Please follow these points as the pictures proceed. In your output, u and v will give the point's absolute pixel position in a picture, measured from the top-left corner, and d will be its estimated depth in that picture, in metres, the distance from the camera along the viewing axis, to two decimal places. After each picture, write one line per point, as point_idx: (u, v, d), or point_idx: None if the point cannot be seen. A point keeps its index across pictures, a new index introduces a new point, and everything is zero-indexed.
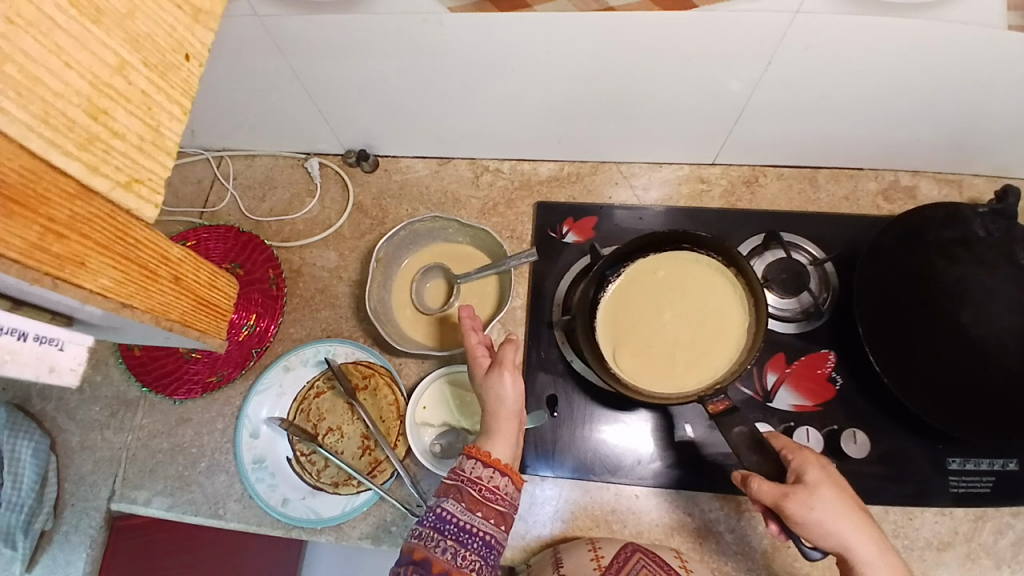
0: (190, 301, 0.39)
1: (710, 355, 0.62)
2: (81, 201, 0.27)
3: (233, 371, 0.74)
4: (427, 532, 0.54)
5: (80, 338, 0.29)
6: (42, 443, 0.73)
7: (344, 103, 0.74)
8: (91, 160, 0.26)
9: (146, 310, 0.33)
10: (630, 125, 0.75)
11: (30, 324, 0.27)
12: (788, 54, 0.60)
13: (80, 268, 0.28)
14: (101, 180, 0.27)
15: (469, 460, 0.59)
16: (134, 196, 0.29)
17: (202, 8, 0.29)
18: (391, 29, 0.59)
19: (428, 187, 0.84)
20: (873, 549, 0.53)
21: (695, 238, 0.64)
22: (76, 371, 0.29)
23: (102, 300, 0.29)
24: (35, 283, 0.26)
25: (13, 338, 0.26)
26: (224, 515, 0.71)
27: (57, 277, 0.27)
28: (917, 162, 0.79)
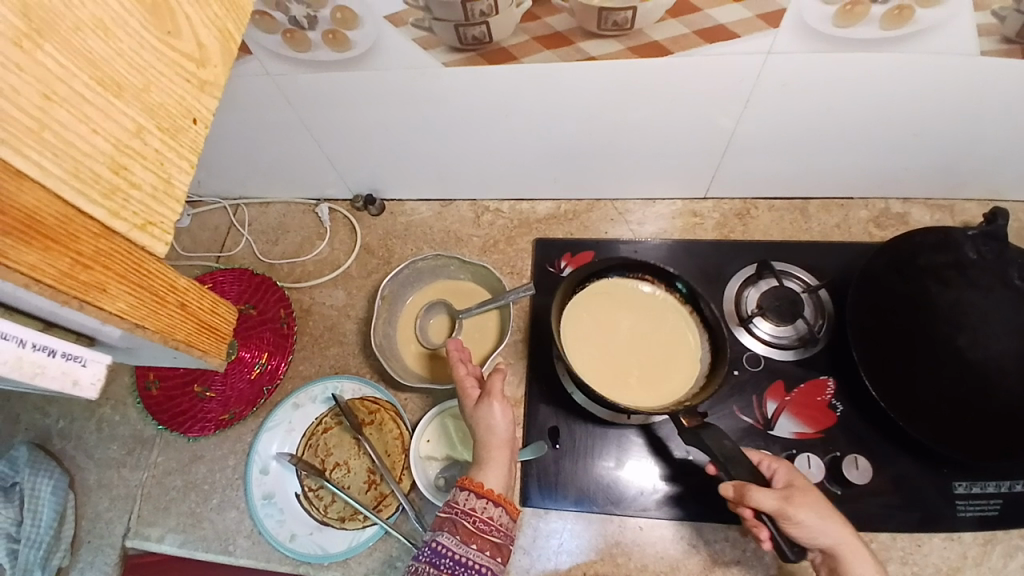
0: (194, 324, 0.39)
1: (666, 380, 0.68)
2: (104, 239, 0.29)
3: (245, 409, 0.77)
4: (422, 566, 0.55)
5: (100, 356, 0.30)
6: (61, 482, 0.77)
7: (352, 151, 0.78)
8: (113, 206, 0.29)
9: (156, 331, 0.35)
10: (624, 165, 0.78)
11: (59, 342, 0.28)
12: (767, 92, 0.63)
13: (102, 293, 0.30)
14: (121, 223, 0.30)
15: (462, 492, 0.60)
16: (149, 237, 0.31)
17: (207, 80, 0.33)
18: (391, 82, 0.64)
19: (432, 228, 0.87)
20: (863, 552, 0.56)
21: (658, 271, 0.71)
22: (95, 385, 0.30)
23: (119, 321, 0.31)
24: (64, 303, 0.29)
25: (43, 354, 0.27)
26: (233, 551, 0.72)
27: (83, 301, 0.29)
28: (905, 189, 0.82)
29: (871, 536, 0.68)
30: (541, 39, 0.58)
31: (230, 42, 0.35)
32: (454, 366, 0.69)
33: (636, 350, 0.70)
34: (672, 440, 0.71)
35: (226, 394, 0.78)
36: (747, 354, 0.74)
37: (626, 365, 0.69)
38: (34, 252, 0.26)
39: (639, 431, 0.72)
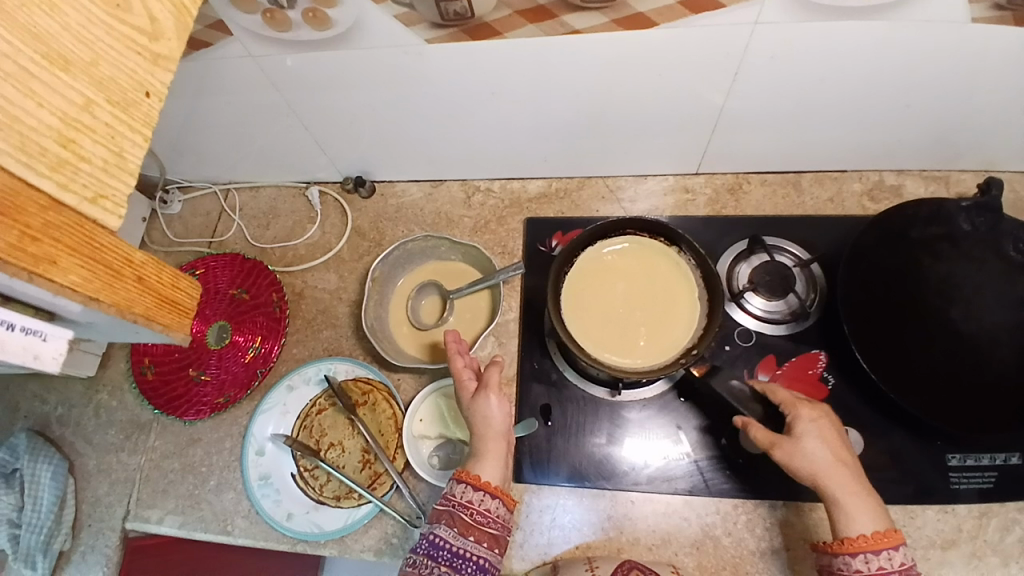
0: (155, 297, 0.36)
1: (671, 329, 0.69)
2: (51, 211, 0.29)
3: (239, 392, 0.77)
4: (421, 558, 0.56)
5: (60, 331, 0.31)
6: (60, 467, 0.78)
7: (340, 133, 0.78)
8: (61, 178, 0.29)
9: (115, 306, 0.33)
10: (614, 141, 0.78)
11: (18, 316, 0.29)
12: (756, 65, 0.62)
13: (53, 266, 0.29)
14: (70, 197, 0.30)
15: (458, 484, 0.61)
16: (101, 210, 0.31)
17: (161, 53, 0.33)
18: (374, 61, 0.63)
19: (423, 209, 0.87)
20: (859, 503, 0.56)
21: (637, 222, 0.71)
22: (57, 360, 0.31)
23: (72, 296, 0.30)
24: (15, 275, 0.27)
25: (2, 329, 0.29)
26: (232, 531, 0.73)
27: (32, 273, 0.28)
28: (899, 161, 0.81)
29: None
30: (524, 13, 0.57)
31: (186, 18, 0.34)
32: (452, 358, 0.69)
33: (634, 309, 0.70)
34: (663, 415, 0.72)
35: (221, 378, 0.79)
36: (738, 329, 0.74)
37: (624, 321, 0.70)
38: None
39: (631, 408, 0.72)
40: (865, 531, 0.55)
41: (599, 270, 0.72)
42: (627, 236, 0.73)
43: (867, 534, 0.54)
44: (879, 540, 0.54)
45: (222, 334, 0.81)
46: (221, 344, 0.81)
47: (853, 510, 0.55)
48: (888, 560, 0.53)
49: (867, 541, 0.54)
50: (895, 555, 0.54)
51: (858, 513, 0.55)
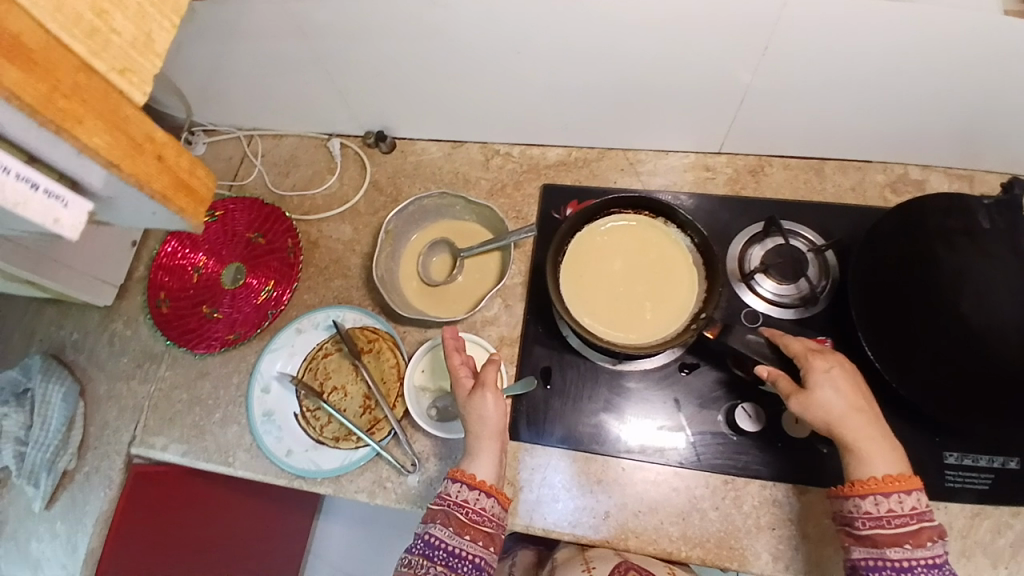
0: (173, 179, 0.37)
1: (675, 297, 0.69)
2: (83, 74, 0.32)
3: (250, 330, 0.80)
4: (418, 559, 0.60)
5: (81, 202, 0.34)
6: (72, 390, 0.81)
7: (364, 86, 0.78)
8: (93, 45, 0.32)
9: (135, 175, 0.35)
10: (636, 112, 0.77)
11: (43, 180, 0.32)
12: (784, 40, 0.62)
13: (77, 124, 0.32)
14: (99, 63, 0.33)
15: (453, 482, 0.62)
16: (127, 82, 0.34)
17: None
18: (400, 12, 0.64)
19: (441, 168, 0.87)
20: (876, 447, 0.57)
21: (622, 200, 0.71)
22: (75, 228, 0.34)
23: (94, 156, 0.33)
24: (46, 125, 0.31)
25: (26, 187, 0.31)
26: (233, 463, 0.75)
27: (60, 126, 0.31)
28: (925, 155, 0.79)
29: None
30: None
31: None
32: (449, 355, 0.69)
33: (636, 283, 0.70)
34: (662, 387, 0.72)
35: (233, 317, 0.81)
36: (747, 311, 0.74)
37: (627, 299, 0.70)
38: (16, 70, 0.29)
39: (631, 377, 0.73)
40: (880, 475, 0.56)
41: (596, 250, 0.72)
42: (615, 214, 0.73)
43: (883, 480, 0.56)
44: (893, 483, 0.56)
45: (237, 275, 0.84)
46: (235, 285, 0.83)
47: (872, 453, 0.57)
48: (899, 502, 0.55)
49: (881, 485, 0.56)
50: (907, 499, 0.56)
51: (875, 458, 0.57)
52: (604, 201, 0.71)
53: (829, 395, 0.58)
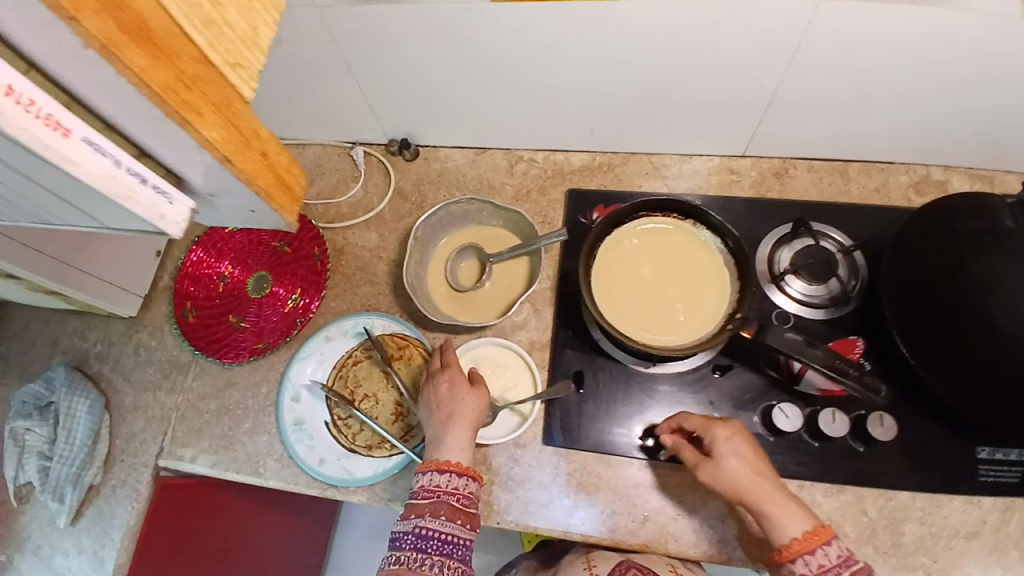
0: (273, 177, 0.35)
1: (708, 297, 0.69)
2: (200, 65, 0.29)
3: (278, 339, 0.80)
4: (411, 553, 0.61)
5: (184, 198, 0.32)
6: (97, 402, 0.80)
7: (391, 93, 0.79)
8: (210, 36, 0.29)
9: (245, 172, 0.33)
10: (661, 117, 0.77)
11: (152, 175, 0.30)
12: (813, 44, 0.62)
13: (200, 119, 0.29)
14: (214, 54, 0.29)
15: (439, 474, 0.64)
16: (238, 77, 0.31)
17: None
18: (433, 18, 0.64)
19: (465, 175, 0.88)
20: (784, 508, 0.58)
21: (649, 203, 0.71)
22: (179, 225, 0.32)
23: (211, 152, 0.30)
24: (168, 117, 0.28)
25: (136, 181, 0.29)
26: (264, 473, 0.75)
27: (184, 120, 0.29)
28: (946, 157, 0.80)
29: (890, 495, 0.70)
30: None
31: None
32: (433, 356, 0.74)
33: (669, 286, 0.70)
34: (695, 390, 0.72)
35: (260, 326, 0.81)
36: (777, 311, 0.75)
37: (659, 303, 0.70)
38: (143, 57, 0.26)
39: (664, 380, 0.73)
40: (797, 533, 0.57)
41: (627, 254, 0.72)
42: (642, 217, 0.72)
43: (799, 536, 0.57)
44: (813, 537, 0.57)
45: (262, 284, 0.83)
46: (261, 294, 0.83)
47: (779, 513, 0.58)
48: (825, 556, 0.56)
49: (800, 542, 0.57)
50: (832, 550, 0.56)
51: (787, 515, 0.58)
52: (635, 203, 0.71)
53: (735, 456, 0.61)
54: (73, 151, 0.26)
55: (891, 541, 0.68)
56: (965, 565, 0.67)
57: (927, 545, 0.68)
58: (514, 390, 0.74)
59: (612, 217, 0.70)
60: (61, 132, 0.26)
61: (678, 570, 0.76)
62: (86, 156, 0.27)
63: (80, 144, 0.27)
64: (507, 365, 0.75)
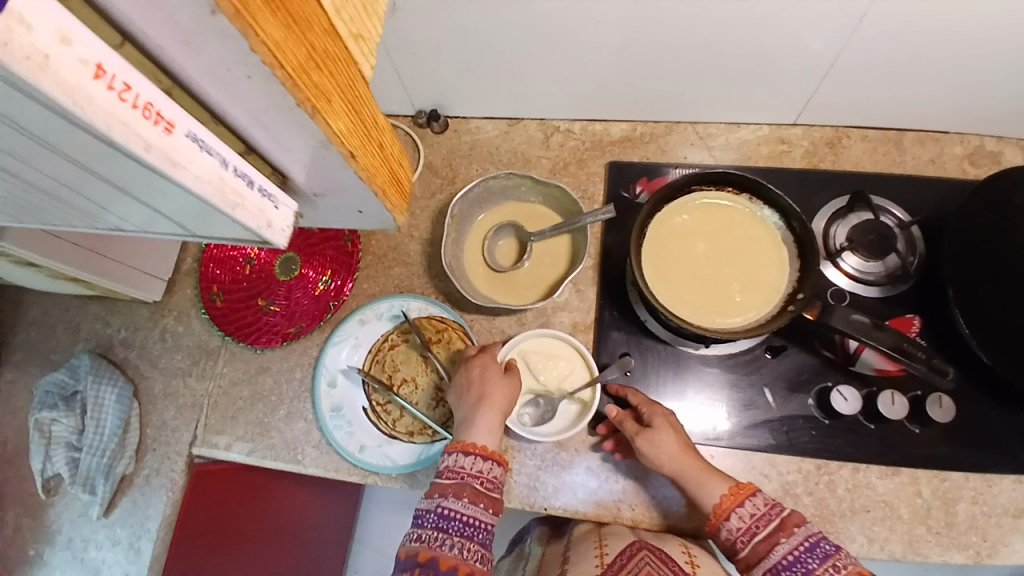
0: (389, 171, 0.36)
1: (764, 276, 0.66)
2: (329, 40, 0.27)
3: (311, 323, 0.77)
4: (430, 533, 0.59)
5: (287, 201, 0.31)
6: (125, 390, 0.78)
7: (418, 65, 0.73)
8: (336, 1, 0.27)
9: (364, 167, 0.32)
10: (709, 86, 0.72)
11: (258, 176, 0.29)
12: (884, 10, 0.56)
13: (327, 105, 0.27)
14: (341, 25, 0.28)
15: (463, 455, 0.62)
16: (360, 50, 0.30)
17: None
18: None
19: (498, 148, 0.83)
20: (705, 474, 0.62)
21: (704, 178, 0.67)
22: (284, 232, 0.32)
23: (339, 144, 0.29)
24: (299, 105, 0.26)
25: (243, 182, 0.28)
26: (302, 460, 0.73)
27: (315, 106, 0.27)
28: (1007, 125, 0.76)
29: (943, 476, 0.68)
30: None
31: None
32: (462, 338, 0.74)
33: (722, 264, 0.67)
34: (746, 372, 0.70)
35: (291, 309, 0.78)
36: (831, 290, 0.71)
37: (712, 282, 0.67)
38: (278, 27, 0.23)
39: (713, 362, 0.71)
40: (723, 492, 0.60)
41: (678, 230, 0.69)
42: (693, 193, 0.69)
43: (725, 498, 0.60)
44: (736, 494, 0.60)
45: (290, 266, 0.80)
46: (290, 276, 0.80)
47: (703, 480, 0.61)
48: (754, 505, 0.59)
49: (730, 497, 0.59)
50: (758, 499, 0.59)
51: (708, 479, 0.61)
52: (683, 178, 0.67)
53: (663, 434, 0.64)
54: (183, 152, 0.24)
55: (943, 520, 0.67)
56: (1018, 544, 0.66)
57: (978, 524, 0.66)
58: (570, 379, 0.70)
59: (665, 192, 0.67)
60: (166, 130, 0.23)
61: (693, 554, 0.62)
62: (194, 157, 0.25)
63: (185, 142, 0.24)
64: (559, 352, 0.71)
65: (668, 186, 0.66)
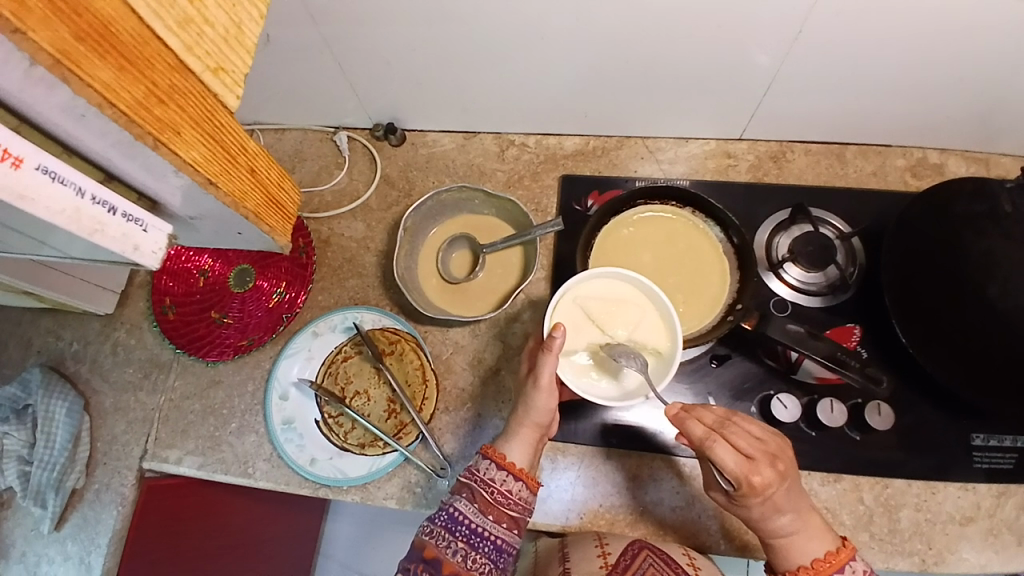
0: (263, 195, 0.40)
1: (707, 286, 0.68)
2: (177, 74, 0.30)
3: (263, 335, 0.77)
4: (439, 530, 0.61)
5: (160, 224, 0.31)
6: (76, 404, 0.77)
7: (374, 79, 0.74)
8: (186, 38, 0.30)
9: (228, 193, 0.35)
10: (657, 101, 0.74)
11: (122, 202, 0.29)
12: (818, 26, 0.58)
13: (176, 136, 0.30)
14: (194, 60, 0.31)
15: (485, 460, 0.64)
16: (221, 83, 0.33)
17: None
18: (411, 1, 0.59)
19: (454, 161, 0.84)
20: (805, 532, 0.58)
21: (648, 192, 0.69)
22: (156, 254, 0.31)
23: (193, 172, 0.32)
24: (139, 139, 0.29)
25: (103, 211, 0.28)
26: (253, 474, 0.73)
27: (158, 139, 0.29)
28: (945, 139, 0.79)
29: (886, 483, 0.70)
30: None
31: None
32: (425, 350, 0.74)
33: (667, 274, 0.69)
34: (692, 381, 0.72)
35: (244, 322, 0.78)
36: (775, 299, 0.75)
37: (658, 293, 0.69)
38: (106, 68, 0.26)
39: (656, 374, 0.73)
40: (817, 555, 0.58)
41: (625, 243, 0.70)
42: (638, 206, 0.70)
43: (811, 565, 0.57)
44: (824, 566, 0.57)
45: (244, 278, 0.80)
46: (244, 288, 0.79)
47: (797, 541, 0.58)
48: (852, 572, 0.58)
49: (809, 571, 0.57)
50: (855, 565, 0.58)
51: (805, 539, 0.58)
52: (630, 192, 0.69)
53: (766, 508, 0.57)
54: (32, 186, 0.25)
55: (887, 527, 0.68)
56: (959, 549, 0.68)
57: (922, 530, 0.68)
58: (642, 329, 0.60)
59: (609, 206, 0.68)
60: (14, 166, 0.24)
61: (693, 557, 0.67)
62: (44, 190, 0.25)
63: (36, 176, 0.25)
64: (625, 299, 0.61)
65: (611, 200, 0.67)
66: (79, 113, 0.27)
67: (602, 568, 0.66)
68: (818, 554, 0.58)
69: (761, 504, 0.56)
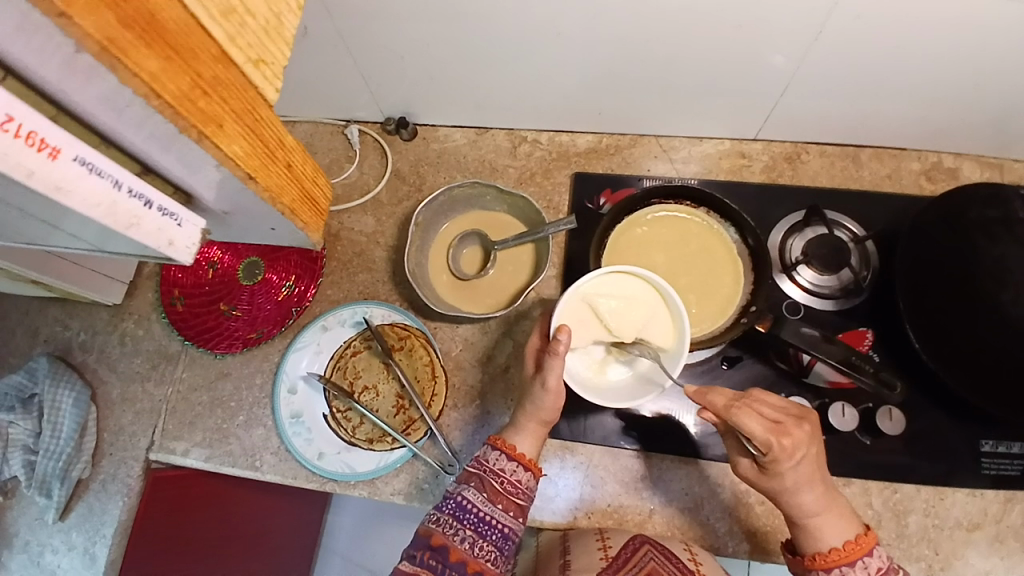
0: (299, 189, 0.40)
1: (718, 287, 0.68)
2: (221, 65, 0.30)
3: (273, 328, 0.76)
4: (446, 518, 0.61)
5: (194, 219, 0.31)
6: (83, 394, 0.76)
7: (388, 72, 0.73)
8: (230, 29, 0.30)
9: (266, 189, 0.36)
10: (672, 100, 0.74)
11: (158, 196, 0.29)
12: (839, 26, 0.57)
13: (219, 130, 0.31)
14: (237, 52, 0.31)
15: (493, 451, 0.63)
16: (261, 75, 0.33)
17: None
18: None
19: (466, 156, 0.84)
20: (833, 513, 0.58)
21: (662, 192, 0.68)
22: (190, 250, 0.32)
23: (233, 166, 0.32)
24: (184, 132, 0.29)
25: (141, 206, 0.28)
26: (260, 467, 0.73)
27: (202, 132, 0.29)
28: (960, 144, 0.78)
29: (895, 488, 0.70)
30: None
31: None
32: (434, 344, 0.74)
33: (679, 274, 0.69)
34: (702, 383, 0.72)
35: (253, 314, 0.78)
36: (787, 301, 0.74)
37: None
38: (152, 58, 0.26)
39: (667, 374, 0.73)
40: (846, 538, 0.58)
41: (638, 243, 0.70)
42: (652, 205, 0.70)
43: (842, 547, 0.57)
44: (854, 549, 0.57)
45: (253, 270, 0.80)
46: (253, 280, 0.79)
47: (824, 521, 0.58)
48: (882, 558, 0.57)
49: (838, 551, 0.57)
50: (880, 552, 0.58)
51: (829, 523, 0.58)
52: (644, 191, 0.69)
53: (797, 479, 0.57)
54: (69, 178, 0.24)
55: (895, 532, 0.68)
56: (966, 554, 0.68)
57: (929, 535, 0.68)
58: (650, 328, 0.60)
59: (621, 206, 0.68)
60: (51, 156, 0.23)
61: (694, 551, 0.65)
62: (81, 183, 0.25)
63: (73, 167, 0.24)
64: (637, 296, 0.60)
65: (624, 199, 0.67)
66: (124, 104, 0.27)
67: (601, 560, 0.62)
68: (848, 535, 0.58)
69: (787, 470, 0.56)
